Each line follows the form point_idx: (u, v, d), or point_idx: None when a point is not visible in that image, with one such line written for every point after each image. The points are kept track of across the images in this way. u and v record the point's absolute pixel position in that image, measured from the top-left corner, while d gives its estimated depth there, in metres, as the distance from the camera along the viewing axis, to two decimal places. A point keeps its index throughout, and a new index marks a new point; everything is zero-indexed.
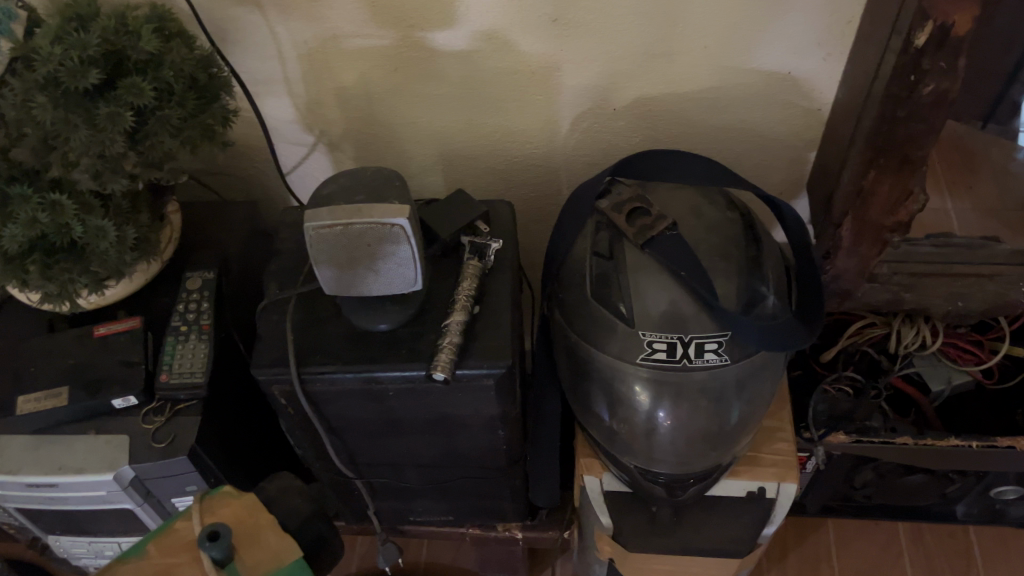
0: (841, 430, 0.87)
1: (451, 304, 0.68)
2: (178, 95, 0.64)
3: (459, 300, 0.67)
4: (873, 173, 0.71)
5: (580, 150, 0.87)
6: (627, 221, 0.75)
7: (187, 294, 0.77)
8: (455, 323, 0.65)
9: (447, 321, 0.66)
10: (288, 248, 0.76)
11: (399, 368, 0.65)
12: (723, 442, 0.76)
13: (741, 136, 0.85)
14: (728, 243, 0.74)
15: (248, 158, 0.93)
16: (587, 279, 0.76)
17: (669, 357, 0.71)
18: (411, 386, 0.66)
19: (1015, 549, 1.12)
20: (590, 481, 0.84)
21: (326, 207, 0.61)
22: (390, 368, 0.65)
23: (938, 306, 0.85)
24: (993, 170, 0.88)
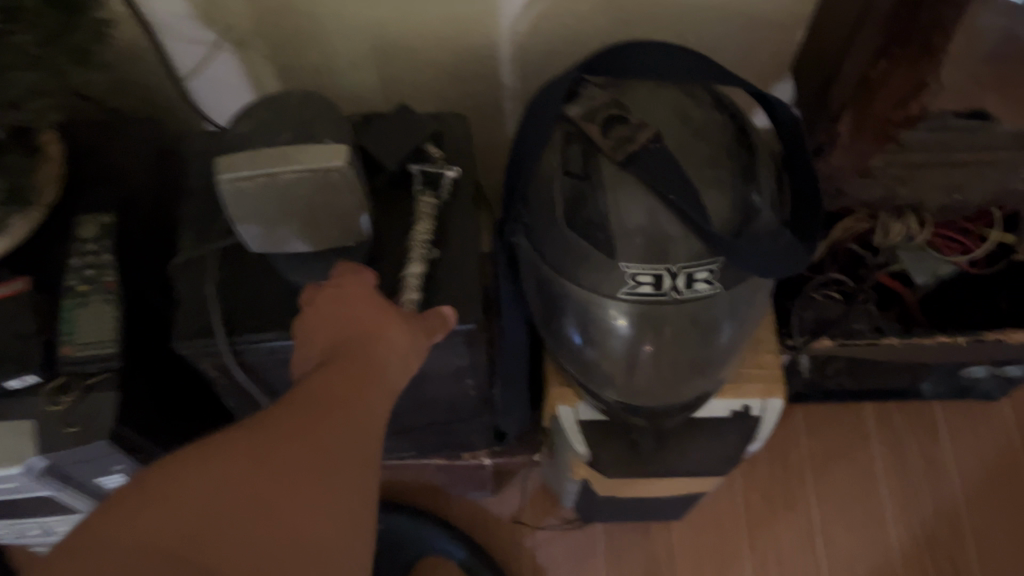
0: (827, 335, 0.82)
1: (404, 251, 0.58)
2: (32, 12, 0.49)
3: (415, 249, 0.56)
4: (885, 64, 0.61)
5: (538, 37, 0.75)
6: (601, 132, 0.64)
7: (82, 245, 0.64)
8: (413, 277, 0.55)
9: (403, 275, 0.55)
10: (199, 185, 0.63)
11: None
12: (709, 367, 0.70)
13: (725, 15, 0.73)
14: (719, 152, 0.64)
15: (138, 63, 0.77)
16: (558, 202, 0.65)
17: (655, 289, 0.63)
18: None
19: (978, 421, 1.12)
20: (564, 411, 0.78)
21: (241, 151, 0.48)
22: None
23: (933, 198, 0.78)
24: None
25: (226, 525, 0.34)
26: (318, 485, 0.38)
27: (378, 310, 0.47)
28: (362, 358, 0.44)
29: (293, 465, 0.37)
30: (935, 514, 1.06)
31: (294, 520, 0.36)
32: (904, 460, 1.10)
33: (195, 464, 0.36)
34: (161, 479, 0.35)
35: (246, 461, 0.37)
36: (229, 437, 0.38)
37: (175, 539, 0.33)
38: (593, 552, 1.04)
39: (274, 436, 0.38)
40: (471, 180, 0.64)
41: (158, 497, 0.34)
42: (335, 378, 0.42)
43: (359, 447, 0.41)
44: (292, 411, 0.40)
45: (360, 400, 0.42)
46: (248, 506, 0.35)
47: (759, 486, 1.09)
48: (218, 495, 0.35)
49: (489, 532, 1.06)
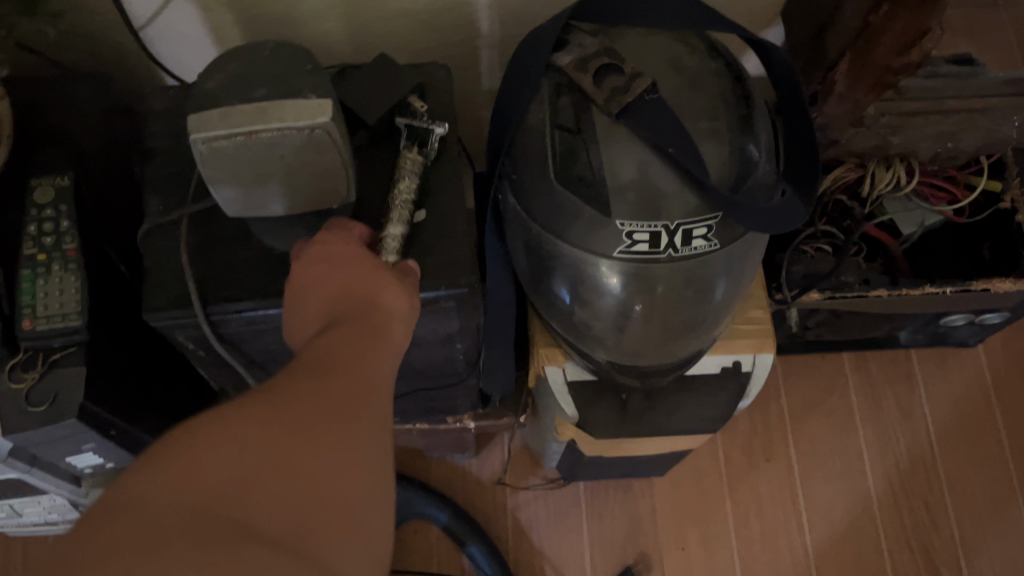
0: (816, 289, 0.80)
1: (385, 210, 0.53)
2: None
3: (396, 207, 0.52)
4: (887, 8, 0.59)
5: None
6: (593, 82, 0.60)
7: (38, 211, 0.59)
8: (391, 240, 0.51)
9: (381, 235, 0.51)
10: (163, 146, 0.59)
11: None
12: (704, 325, 0.69)
13: None
14: (716, 102, 0.61)
15: (87, 15, 0.71)
16: (549, 156, 0.62)
17: (651, 248, 0.60)
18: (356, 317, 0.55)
19: (953, 366, 1.13)
20: (553, 372, 0.76)
21: (215, 107, 0.44)
22: None
23: (924, 148, 0.76)
24: None
25: (258, 481, 0.32)
26: (342, 439, 0.36)
27: (372, 270, 0.46)
28: (365, 316, 0.43)
29: (317, 419, 0.36)
30: (912, 461, 1.07)
31: (325, 473, 0.34)
32: (882, 408, 1.11)
33: (217, 422, 0.34)
34: (183, 438, 0.33)
35: (269, 417, 0.35)
36: (247, 396, 0.36)
37: (206, 494, 0.31)
38: (577, 508, 1.04)
39: (293, 393, 0.37)
40: (456, 137, 0.60)
41: (182, 454, 0.32)
42: (342, 335, 0.41)
43: (374, 402, 0.39)
44: (307, 369, 0.38)
45: (366, 359, 0.41)
46: (277, 460, 0.33)
47: (741, 440, 1.08)
48: (246, 450, 0.33)
49: (471, 493, 1.04)
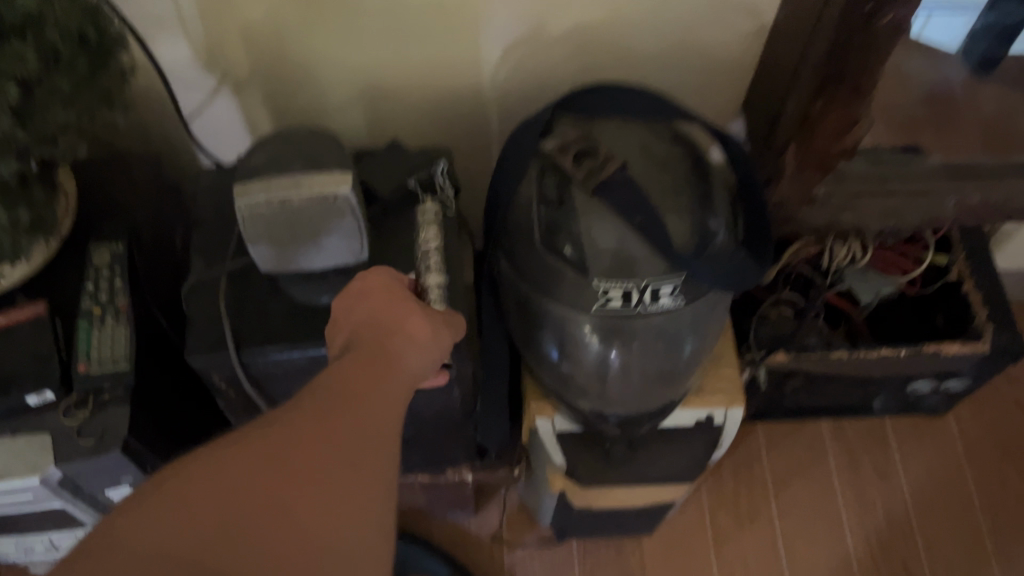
0: (781, 349, 0.88)
1: (418, 267, 0.60)
2: (67, 57, 0.55)
3: (429, 260, 0.60)
4: (822, 102, 0.69)
5: (516, 81, 0.82)
6: (573, 164, 0.70)
7: (95, 271, 0.70)
8: (433, 292, 0.58)
9: (427, 285, 0.59)
10: (206, 216, 0.69)
11: None
12: (676, 379, 0.77)
13: (683, 61, 0.81)
14: (680, 181, 0.71)
15: (143, 109, 0.82)
16: (536, 227, 0.72)
17: (624, 304, 0.69)
18: None
19: (927, 434, 1.20)
20: (542, 424, 0.84)
21: (256, 179, 0.54)
22: None
23: (873, 225, 0.85)
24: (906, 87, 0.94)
25: (246, 525, 0.38)
26: (334, 478, 0.42)
27: (390, 308, 0.53)
28: (373, 355, 0.50)
29: (313, 458, 0.42)
30: (888, 523, 1.13)
31: (312, 513, 0.40)
32: (860, 474, 1.17)
33: (215, 468, 0.40)
34: (184, 481, 0.39)
35: (265, 460, 0.40)
36: (256, 430, 0.43)
37: (200, 537, 0.37)
38: (570, 567, 1.09)
39: (300, 425, 0.43)
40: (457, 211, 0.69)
41: (181, 499, 0.38)
42: (351, 368, 0.48)
43: (376, 436, 0.45)
44: (312, 406, 0.45)
45: (371, 394, 0.47)
46: (267, 505, 0.39)
47: (726, 501, 1.14)
48: (240, 496, 0.39)
49: (469, 551, 1.10)
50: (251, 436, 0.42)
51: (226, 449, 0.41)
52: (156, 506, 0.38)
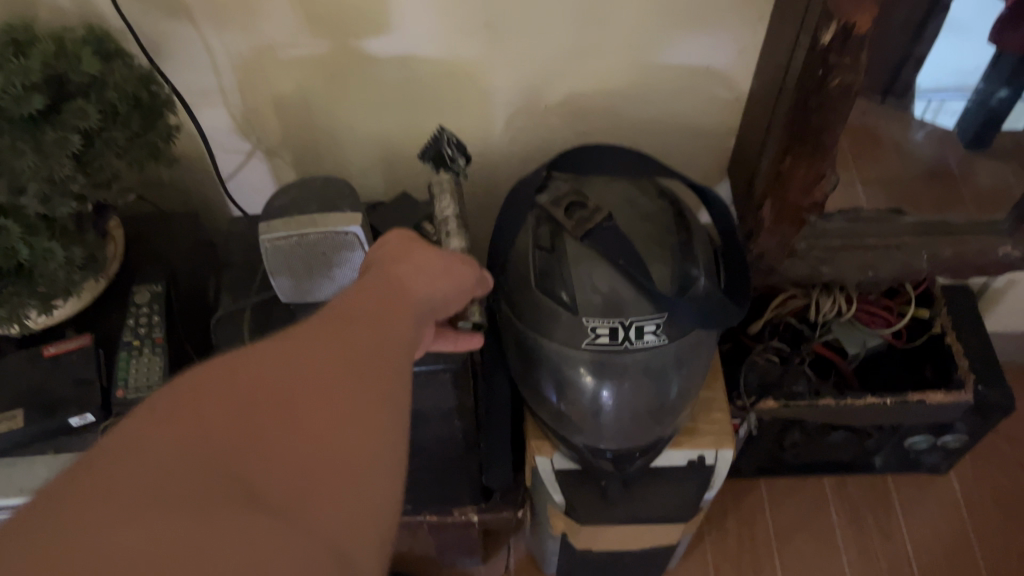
0: (770, 396, 0.94)
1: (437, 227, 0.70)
2: (123, 115, 0.65)
3: (449, 227, 0.69)
4: (790, 159, 0.76)
5: (518, 145, 0.91)
6: (565, 215, 0.78)
7: (136, 308, 0.77)
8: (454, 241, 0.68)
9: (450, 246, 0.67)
10: (236, 259, 0.78)
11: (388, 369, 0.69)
12: (666, 418, 0.81)
13: (670, 128, 0.90)
14: (662, 231, 0.79)
15: (187, 171, 0.93)
16: (532, 272, 0.79)
17: (611, 340, 0.75)
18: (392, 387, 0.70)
19: (930, 492, 1.22)
20: (541, 461, 0.89)
21: (278, 218, 0.63)
22: None
23: (852, 277, 0.91)
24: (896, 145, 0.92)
25: (257, 429, 0.38)
26: (348, 385, 0.42)
27: (406, 251, 0.55)
28: (388, 288, 0.50)
29: (321, 376, 0.41)
30: None
31: (326, 420, 0.40)
32: (863, 529, 1.19)
33: (223, 378, 0.40)
34: (192, 391, 0.39)
35: (275, 374, 0.40)
36: (260, 352, 0.42)
37: (210, 441, 0.36)
38: None
39: (306, 347, 0.42)
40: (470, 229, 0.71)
41: (188, 408, 0.38)
42: (366, 297, 0.49)
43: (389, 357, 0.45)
44: (324, 323, 0.45)
45: (383, 320, 0.47)
46: (277, 414, 0.39)
47: (729, 554, 1.17)
48: (250, 404, 0.39)
49: None
50: (261, 352, 0.42)
51: (235, 362, 0.41)
52: (164, 412, 0.37)
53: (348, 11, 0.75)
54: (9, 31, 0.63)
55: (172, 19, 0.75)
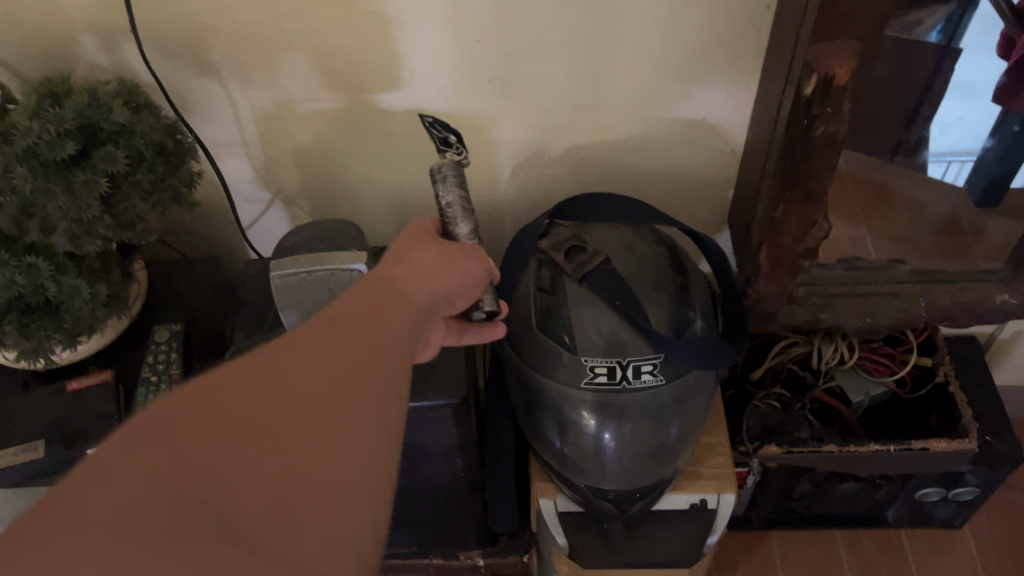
0: (773, 442, 0.94)
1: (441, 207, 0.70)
2: (149, 161, 0.70)
3: (455, 213, 0.69)
4: (783, 207, 0.79)
5: (524, 195, 0.95)
6: (565, 258, 0.82)
7: (156, 346, 0.81)
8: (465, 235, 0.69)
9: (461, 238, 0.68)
10: (252, 299, 0.82)
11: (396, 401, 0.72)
12: (666, 458, 0.82)
13: (669, 178, 0.93)
14: (660, 275, 0.82)
15: (210, 218, 0.98)
16: (532, 313, 0.82)
17: (609, 380, 0.77)
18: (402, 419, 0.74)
19: (944, 547, 1.20)
20: (545, 503, 0.90)
21: (289, 257, 0.67)
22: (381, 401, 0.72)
23: (850, 323, 0.93)
24: (905, 202, 0.94)
25: (237, 453, 0.36)
26: (332, 404, 0.41)
27: (398, 263, 0.57)
28: (378, 298, 0.50)
29: (305, 396, 0.40)
30: None
31: (308, 443, 0.38)
32: None
33: (202, 398, 0.38)
34: (169, 412, 0.37)
35: (259, 391, 0.40)
36: (243, 367, 0.41)
37: (187, 467, 0.35)
38: None
39: (290, 363, 0.42)
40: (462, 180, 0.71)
41: (166, 431, 0.36)
42: (355, 307, 0.48)
43: (381, 369, 0.44)
44: (311, 332, 0.44)
45: (373, 331, 0.46)
46: (258, 438, 0.37)
47: None
48: (229, 428, 0.37)
49: None
50: (244, 367, 0.41)
51: (214, 380, 0.40)
52: (140, 435, 0.36)
53: (362, 67, 0.80)
54: (47, 84, 0.69)
55: (199, 75, 0.81)
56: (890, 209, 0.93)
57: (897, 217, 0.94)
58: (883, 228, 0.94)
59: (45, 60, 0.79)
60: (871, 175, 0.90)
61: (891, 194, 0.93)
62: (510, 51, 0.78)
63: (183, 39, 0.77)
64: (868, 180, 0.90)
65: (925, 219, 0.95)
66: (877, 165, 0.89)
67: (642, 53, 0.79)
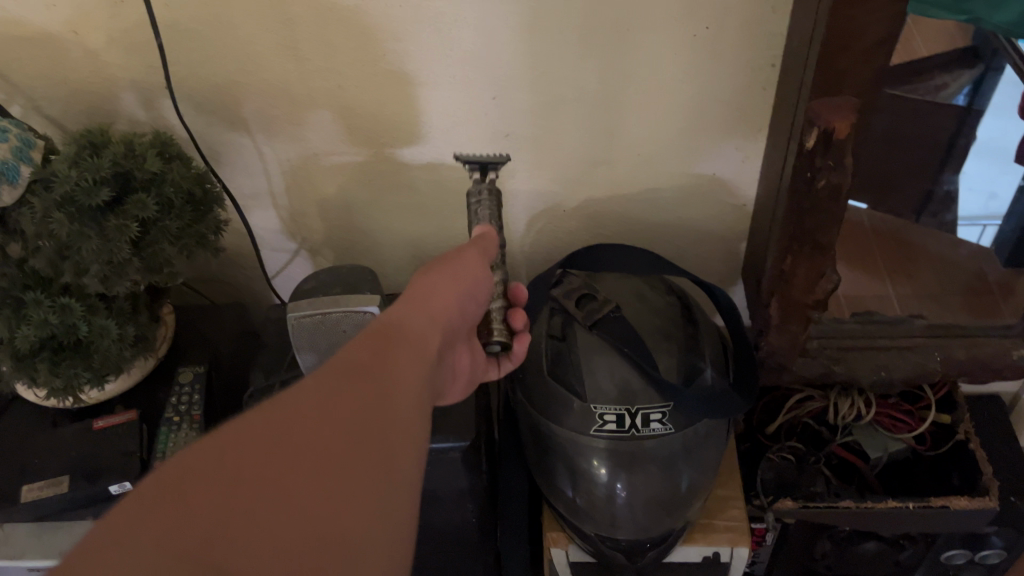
0: (788, 496, 0.93)
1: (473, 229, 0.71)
2: (177, 208, 0.74)
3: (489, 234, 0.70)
4: (791, 259, 0.80)
5: (539, 247, 0.98)
6: (576, 306, 0.85)
7: (180, 387, 0.84)
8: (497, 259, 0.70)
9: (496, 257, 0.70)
10: (273, 343, 0.85)
11: None
12: (677, 509, 0.82)
13: (681, 232, 0.95)
14: (670, 324, 0.84)
15: (239, 266, 1.03)
16: (544, 360, 0.84)
17: (619, 427, 0.78)
18: None
19: None
20: (557, 553, 0.91)
21: (305, 300, 0.69)
22: None
23: (866, 379, 0.92)
24: (932, 263, 1.00)
25: (247, 512, 0.39)
26: (338, 456, 0.43)
27: (412, 294, 0.58)
28: (387, 341, 0.52)
29: (311, 455, 0.42)
30: None
31: (316, 501, 0.41)
32: None
33: (212, 457, 0.41)
34: (180, 472, 0.40)
35: (264, 451, 0.42)
36: (249, 424, 0.43)
37: (199, 528, 0.38)
38: None
39: (295, 420, 0.44)
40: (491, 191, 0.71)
41: (178, 492, 0.39)
42: (362, 351, 0.50)
43: (385, 422, 0.46)
44: (316, 385, 0.46)
45: (379, 380, 0.48)
46: (267, 499, 0.40)
47: None
48: (239, 486, 0.40)
49: None
50: (251, 424, 0.43)
51: (223, 437, 0.42)
52: (152, 500, 0.38)
53: (383, 123, 0.84)
54: (87, 135, 0.74)
55: (231, 130, 0.86)
56: (917, 269, 0.99)
57: (924, 277, 0.99)
58: (909, 285, 0.98)
59: (88, 115, 0.85)
60: (892, 233, 1.00)
61: (913, 255, 1.00)
62: (526, 108, 0.82)
63: (217, 96, 0.82)
64: (889, 237, 1.00)
65: (959, 279, 0.98)
66: (899, 224, 1.00)
67: (651, 111, 0.82)
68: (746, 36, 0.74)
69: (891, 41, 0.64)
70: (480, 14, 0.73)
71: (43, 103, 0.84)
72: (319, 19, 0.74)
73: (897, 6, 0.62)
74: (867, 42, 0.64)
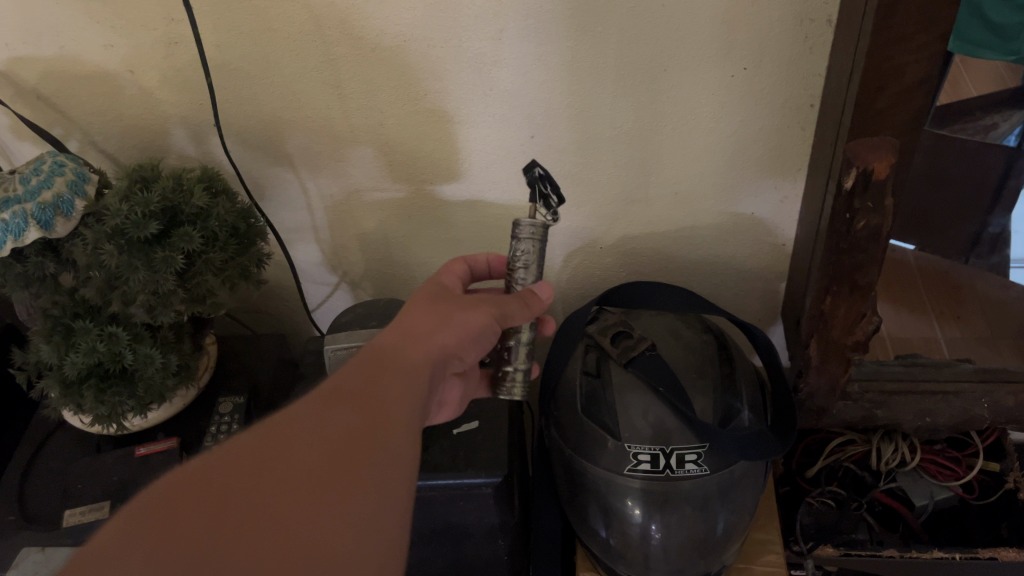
0: (829, 543, 0.90)
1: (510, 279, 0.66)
2: (221, 241, 0.76)
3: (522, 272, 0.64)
4: (830, 299, 0.78)
5: (575, 284, 0.99)
6: (612, 344, 0.84)
7: (220, 417, 0.86)
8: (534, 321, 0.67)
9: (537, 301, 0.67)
10: (311, 373, 0.86)
11: (443, 477, 0.74)
12: (711, 552, 0.81)
13: (718, 270, 0.95)
14: (704, 363, 0.84)
15: (281, 298, 1.05)
16: (578, 397, 0.84)
17: (653, 468, 0.77)
18: (452, 495, 0.75)
19: None
20: None
21: (343, 332, 0.71)
22: (433, 477, 0.74)
23: (909, 423, 0.88)
24: (985, 304, 0.98)
25: (236, 529, 0.39)
26: (324, 482, 0.43)
27: (414, 323, 0.59)
28: (379, 369, 0.54)
29: (299, 471, 0.43)
30: None
31: (302, 512, 0.41)
32: None
33: (192, 482, 0.42)
34: (170, 496, 0.41)
35: (254, 469, 0.43)
36: (241, 445, 0.45)
37: (184, 542, 0.38)
38: None
39: (283, 442, 0.45)
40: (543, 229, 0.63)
41: (165, 517, 0.39)
42: (355, 381, 0.51)
43: (377, 443, 0.47)
44: (307, 412, 0.48)
45: (372, 406, 0.50)
46: (255, 510, 0.40)
47: None
48: (223, 503, 0.41)
49: None
50: (244, 447, 0.45)
51: (210, 463, 0.43)
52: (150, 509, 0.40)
53: (423, 160, 0.85)
54: (139, 171, 0.77)
55: (275, 165, 0.88)
56: (966, 309, 0.98)
57: (973, 318, 0.97)
58: (958, 327, 0.96)
59: (141, 149, 0.88)
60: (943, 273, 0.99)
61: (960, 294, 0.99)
62: (564, 146, 0.82)
63: (263, 134, 0.85)
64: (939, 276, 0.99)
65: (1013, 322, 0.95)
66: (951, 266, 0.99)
67: (687, 149, 0.82)
68: (784, 76, 0.74)
69: (929, 82, 0.64)
70: (518, 54, 0.75)
71: (98, 138, 0.87)
72: (360, 58, 0.77)
73: (934, 47, 0.62)
74: (905, 83, 0.64)
